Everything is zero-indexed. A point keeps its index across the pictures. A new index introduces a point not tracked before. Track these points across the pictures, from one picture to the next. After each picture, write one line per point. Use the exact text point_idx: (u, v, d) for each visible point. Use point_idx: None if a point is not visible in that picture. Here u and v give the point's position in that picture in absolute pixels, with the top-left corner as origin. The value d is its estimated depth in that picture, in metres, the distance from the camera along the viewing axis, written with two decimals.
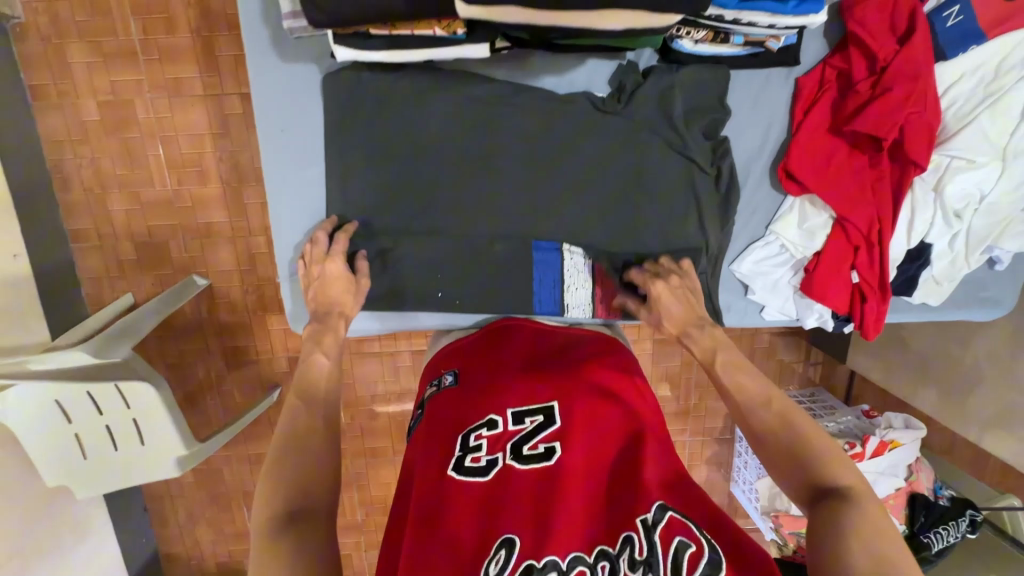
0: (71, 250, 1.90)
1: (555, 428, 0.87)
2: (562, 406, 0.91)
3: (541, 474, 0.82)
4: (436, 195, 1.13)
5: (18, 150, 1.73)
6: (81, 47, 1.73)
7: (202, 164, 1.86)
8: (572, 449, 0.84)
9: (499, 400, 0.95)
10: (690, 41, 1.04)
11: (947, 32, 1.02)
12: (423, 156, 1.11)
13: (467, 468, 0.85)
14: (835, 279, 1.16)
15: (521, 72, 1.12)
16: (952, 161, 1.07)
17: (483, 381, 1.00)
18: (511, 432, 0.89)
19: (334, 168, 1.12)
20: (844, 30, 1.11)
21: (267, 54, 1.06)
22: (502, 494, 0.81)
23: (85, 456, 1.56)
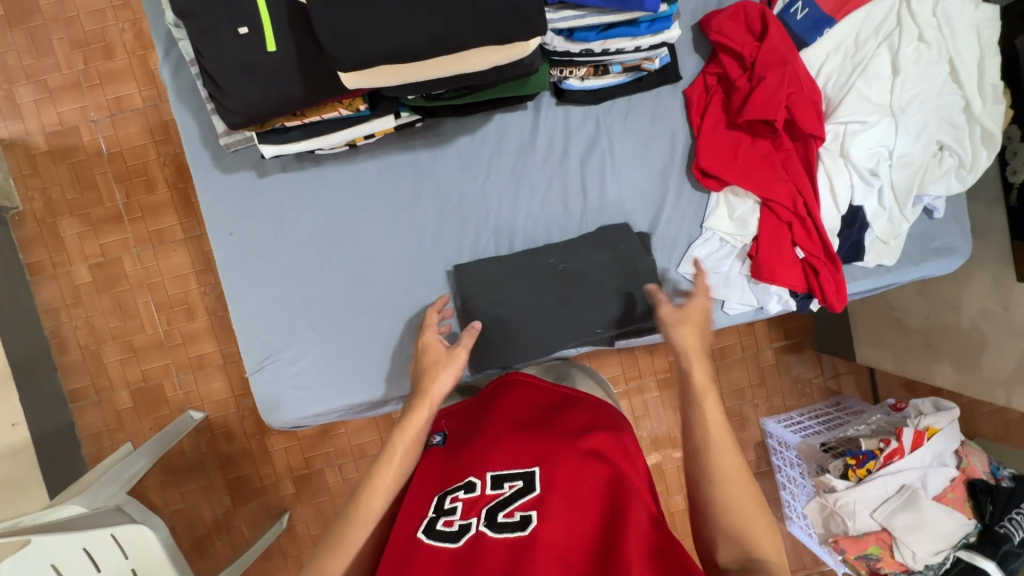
0: (70, 410, 1.95)
1: (533, 496, 0.73)
2: (544, 469, 0.77)
3: (511, 547, 0.68)
4: (372, 281, 1.03)
5: (17, 323, 1.85)
6: (72, 220, 1.92)
7: (189, 301, 1.95)
8: (550, 518, 0.70)
9: (479, 458, 0.81)
10: (577, 79, 0.97)
11: (799, 25, 0.99)
12: (343, 247, 1.02)
13: (436, 533, 0.73)
14: (781, 259, 1.01)
15: (434, 140, 1.02)
16: (846, 128, 0.97)
17: (468, 441, 0.86)
18: (488, 495, 0.76)
19: (263, 269, 1.01)
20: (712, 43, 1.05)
21: (207, 171, 0.99)
22: (467, 566, 0.68)
23: None
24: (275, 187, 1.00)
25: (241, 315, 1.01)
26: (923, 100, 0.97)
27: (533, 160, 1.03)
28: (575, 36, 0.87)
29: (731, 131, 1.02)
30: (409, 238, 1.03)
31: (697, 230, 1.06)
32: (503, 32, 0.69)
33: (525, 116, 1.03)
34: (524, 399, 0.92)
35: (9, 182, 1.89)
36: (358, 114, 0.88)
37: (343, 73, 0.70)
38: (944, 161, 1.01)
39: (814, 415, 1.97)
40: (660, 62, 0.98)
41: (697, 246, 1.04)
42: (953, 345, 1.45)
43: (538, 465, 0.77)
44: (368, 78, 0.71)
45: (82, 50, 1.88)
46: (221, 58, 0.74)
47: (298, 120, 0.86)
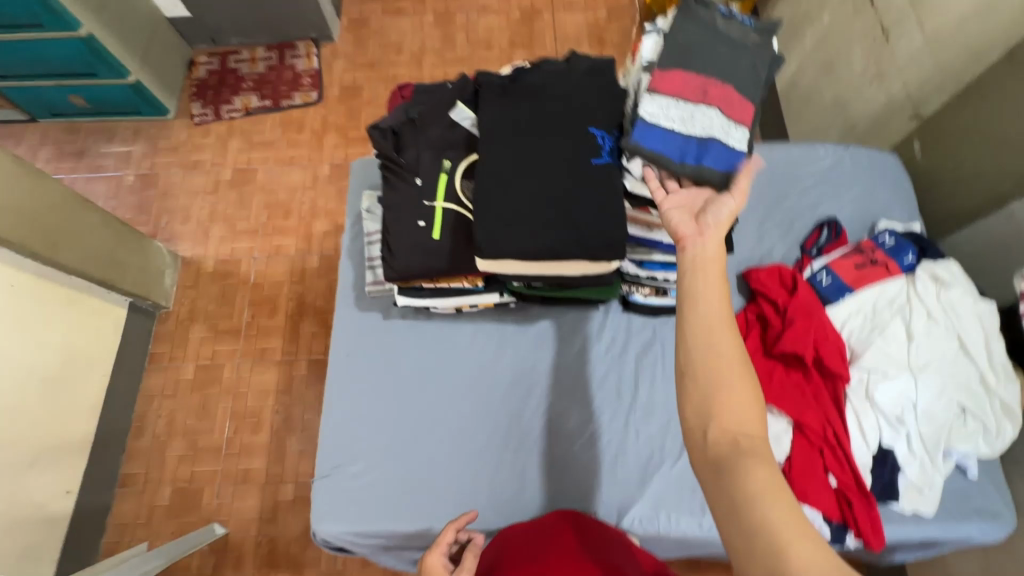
0: (114, 494, 2.05)
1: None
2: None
3: None
4: (442, 419, 1.20)
5: (118, 400, 2.11)
6: (202, 326, 2.32)
7: (260, 415, 2.16)
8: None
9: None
10: (641, 295, 1.24)
11: (826, 288, 1.25)
12: (428, 385, 1.23)
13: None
14: (813, 482, 1.08)
15: (522, 318, 1.29)
16: (869, 375, 1.13)
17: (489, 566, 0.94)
18: None
19: (360, 389, 1.22)
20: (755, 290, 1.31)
21: (347, 306, 1.30)
22: None
23: None
24: (392, 328, 1.28)
25: (329, 424, 1.20)
26: (939, 366, 1.13)
27: (598, 350, 1.26)
28: (645, 264, 1.16)
29: (765, 359, 1.20)
30: (484, 390, 1.23)
31: None
32: (596, 253, 0.95)
33: (596, 314, 1.28)
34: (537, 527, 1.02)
35: (173, 289, 2.37)
36: (474, 287, 1.17)
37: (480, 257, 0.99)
38: (967, 423, 1.11)
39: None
40: None
41: None
42: None
43: None
44: (496, 263, 1.00)
45: (270, 210, 2.53)
46: (402, 237, 1.07)
47: (431, 283, 1.17)
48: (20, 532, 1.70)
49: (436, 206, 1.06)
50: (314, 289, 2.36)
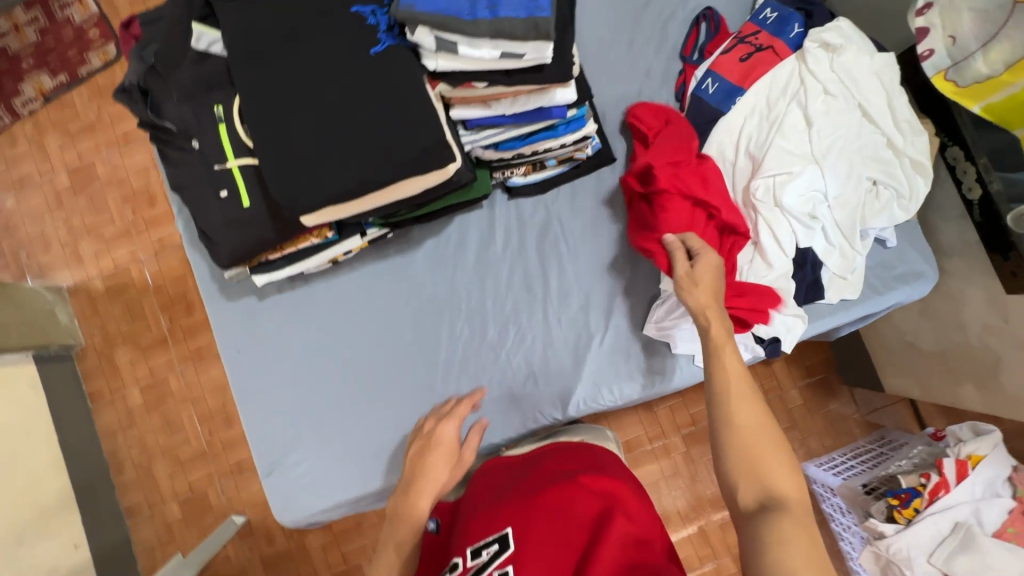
0: (127, 526, 2.08)
1: (508, 552, 0.73)
2: (518, 527, 0.77)
3: None
4: (361, 378, 1.12)
5: (80, 449, 2.04)
6: (125, 349, 2.16)
7: (227, 409, 2.12)
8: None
9: (462, 538, 0.83)
10: (519, 176, 1.09)
11: (713, 97, 1.10)
12: (335, 350, 1.13)
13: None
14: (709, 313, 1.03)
15: (405, 245, 1.15)
16: (775, 180, 1.04)
17: (456, 525, 0.89)
18: (469, 570, 0.75)
19: (268, 380, 1.13)
20: None
21: (216, 300, 1.15)
22: None
23: None
24: (274, 306, 1.15)
25: (252, 425, 1.12)
26: (843, 144, 1.03)
27: (496, 250, 1.14)
28: (503, 146, 0.99)
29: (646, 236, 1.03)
30: (393, 334, 1.13)
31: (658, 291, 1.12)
32: (421, 166, 0.82)
33: (482, 213, 1.15)
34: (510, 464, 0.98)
35: (74, 323, 2.17)
36: (327, 239, 1.01)
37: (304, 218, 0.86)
38: (879, 195, 1.05)
39: (855, 454, 1.87)
40: (593, 147, 1.09)
41: (656, 306, 1.09)
42: (968, 364, 1.40)
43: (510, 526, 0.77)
44: (324, 214, 0.86)
45: (131, 203, 2.21)
46: (208, 216, 0.91)
47: (280, 251, 1.01)
48: None
49: (230, 167, 0.89)
50: None
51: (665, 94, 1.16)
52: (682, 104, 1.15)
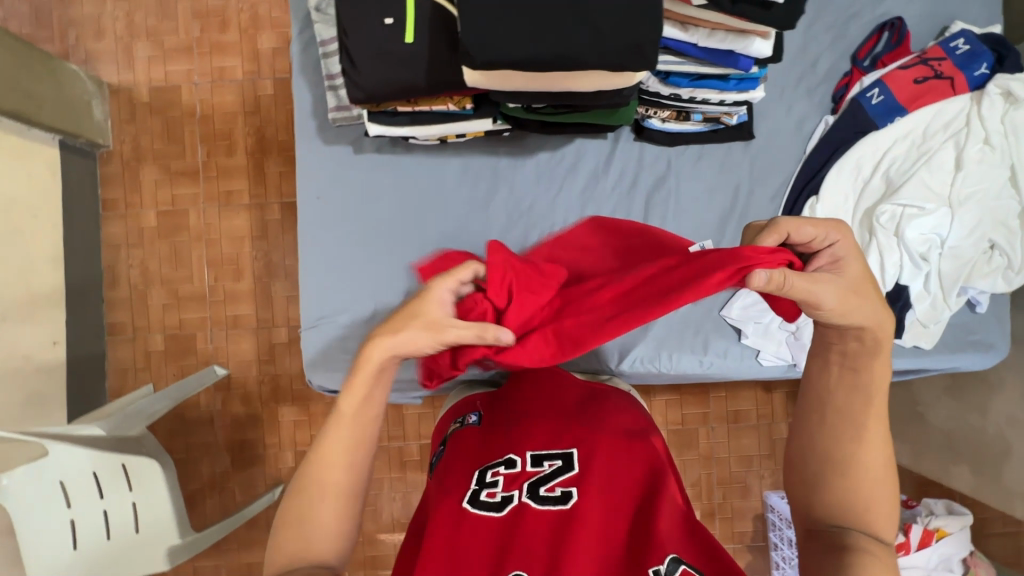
0: (105, 342, 2.04)
1: (572, 474, 0.88)
2: (583, 452, 0.91)
3: (554, 517, 0.82)
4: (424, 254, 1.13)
5: (81, 251, 1.97)
6: (153, 167, 2.06)
7: (239, 261, 2.05)
8: (591, 498, 0.84)
9: (520, 440, 0.96)
10: (658, 119, 1.11)
11: (874, 108, 1.13)
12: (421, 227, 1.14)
13: (481, 503, 0.87)
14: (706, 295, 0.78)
15: (516, 148, 1.16)
16: (904, 210, 1.07)
17: (506, 422, 1.02)
18: (529, 472, 0.90)
19: (342, 232, 1.14)
20: (789, 112, 1.18)
21: (312, 139, 1.15)
22: (514, 529, 0.82)
23: (108, 536, 1.47)
24: (375, 167, 1.15)
25: (316, 275, 1.13)
26: (982, 197, 1.07)
27: (602, 189, 1.16)
28: (671, 80, 1.02)
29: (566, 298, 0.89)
30: (479, 229, 1.15)
31: None
32: (621, 62, 0.82)
33: (603, 144, 1.16)
34: (564, 386, 1.08)
35: (107, 123, 2.05)
36: (462, 111, 1.02)
37: (468, 70, 0.86)
38: (991, 260, 1.08)
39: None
40: (737, 118, 1.13)
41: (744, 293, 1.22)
42: (971, 448, 1.47)
43: (575, 447, 0.92)
44: (486, 77, 0.87)
45: (201, 20, 2.06)
46: (364, 41, 0.92)
47: (409, 107, 1.01)
48: (19, 381, 1.70)
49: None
50: (274, 121, 2.06)
51: (823, 92, 1.18)
52: (837, 107, 1.18)
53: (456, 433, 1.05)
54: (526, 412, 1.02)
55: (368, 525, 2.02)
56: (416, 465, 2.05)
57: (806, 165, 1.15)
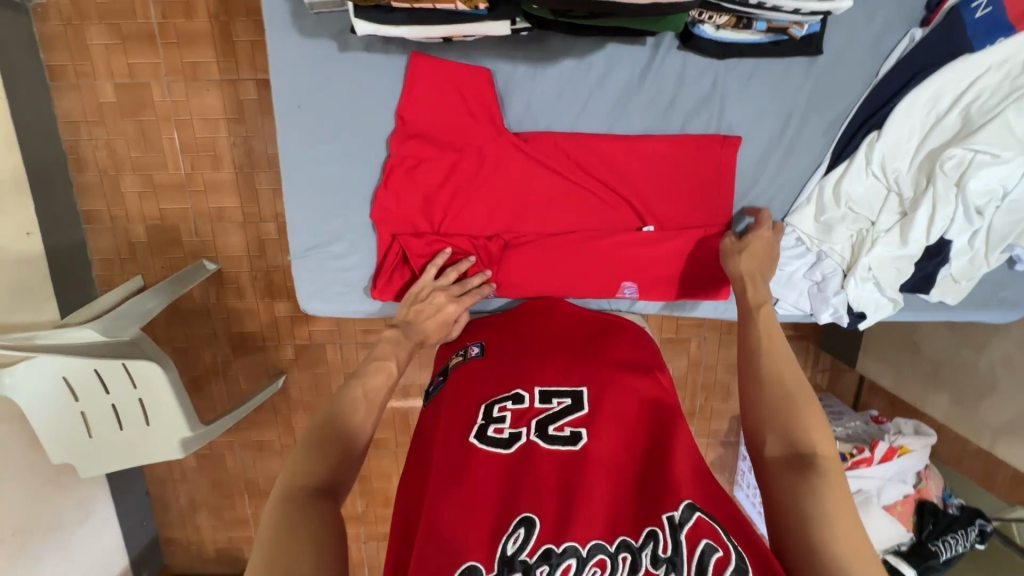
0: (84, 231, 1.92)
1: (581, 414, 0.93)
2: (591, 391, 0.96)
3: (564, 455, 0.88)
4: None
5: (35, 131, 1.76)
6: (100, 28, 1.75)
7: (216, 148, 1.86)
8: (600, 437, 0.89)
9: (529, 376, 1.00)
10: (712, 26, 1.01)
11: (975, 24, 1.00)
12: None
13: (488, 439, 0.91)
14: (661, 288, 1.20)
15: (537, 53, 1.08)
16: (975, 156, 1.02)
17: (507, 358, 1.05)
18: (537, 409, 0.94)
19: (333, 149, 1.12)
20: (863, 19, 1.06)
21: (286, 28, 1.05)
22: (524, 466, 0.87)
23: (121, 427, 1.57)
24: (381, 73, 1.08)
25: (325, 197, 1.15)
26: None
27: (633, 105, 1.11)
28: None
29: (625, 142, 1.11)
30: None
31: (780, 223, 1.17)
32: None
33: (641, 52, 1.08)
34: (567, 322, 1.14)
35: None
36: (474, 12, 0.90)
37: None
38: None
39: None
40: (806, 28, 1.01)
41: None
42: (957, 380, 1.52)
43: (584, 387, 0.97)
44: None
45: None
46: None
47: (407, 3, 0.89)
48: None
49: None
50: None
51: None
52: (930, 15, 1.05)
53: (458, 366, 1.09)
54: (531, 352, 1.06)
55: None
56: (415, 360, 2.11)
57: (874, 94, 1.09)
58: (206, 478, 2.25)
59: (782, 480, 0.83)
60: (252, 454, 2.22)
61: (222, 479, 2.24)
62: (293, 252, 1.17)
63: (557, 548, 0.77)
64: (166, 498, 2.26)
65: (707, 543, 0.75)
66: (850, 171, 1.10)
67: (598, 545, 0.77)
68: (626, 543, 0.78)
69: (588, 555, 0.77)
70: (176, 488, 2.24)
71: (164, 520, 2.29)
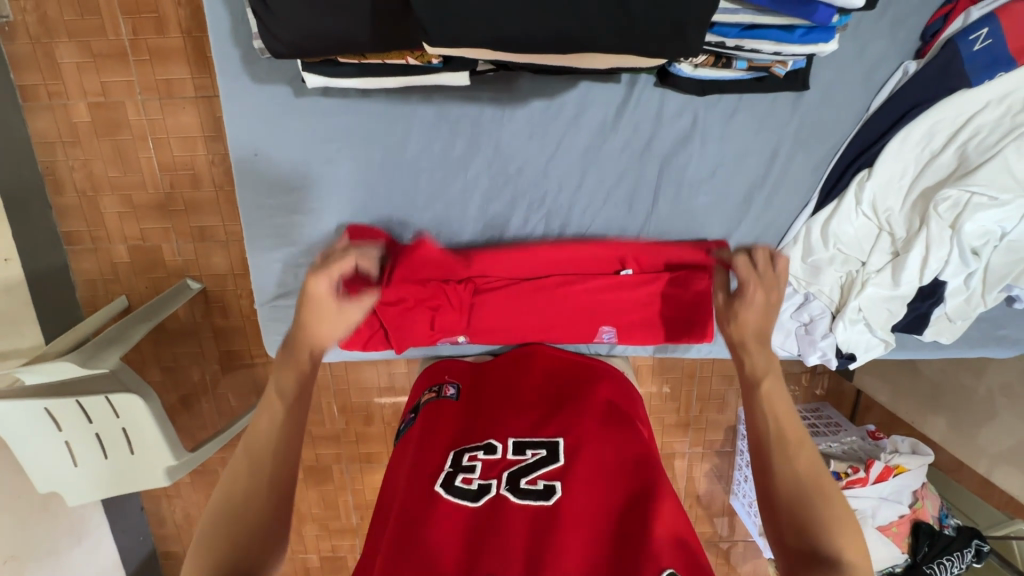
0: (65, 252, 1.89)
1: (556, 466, 0.91)
2: (567, 442, 0.96)
3: (535, 508, 0.85)
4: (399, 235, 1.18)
5: (9, 154, 1.72)
6: (70, 46, 1.69)
7: (194, 167, 1.81)
8: (572, 493, 0.87)
9: (502, 427, 1.00)
10: (689, 66, 1.00)
11: (974, 57, 1.00)
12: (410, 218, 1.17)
13: (457, 489, 0.89)
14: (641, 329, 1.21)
15: (508, 95, 1.08)
16: (972, 198, 1.02)
17: (483, 409, 1.06)
18: (510, 461, 0.94)
19: (295, 193, 1.14)
20: (848, 49, 1.05)
21: (240, 75, 1.05)
22: (492, 517, 0.84)
23: (105, 455, 1.56)
24: (351, 116, 1.09)
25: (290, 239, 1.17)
26: None
27: (609, 147, 1.12)
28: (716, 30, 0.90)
29: (601, 182, 1.15)
30: (455, 198, 1.16)
31: None
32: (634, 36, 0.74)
33: (616, 90, 1.08)
34: (542, 375, 1.13)
35: None
36: (430, 64, 0.94)
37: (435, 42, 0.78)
38: None
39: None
40: (790, 65, 1.00)
41: None
42: (954, 403, 1.48)
43: (560, 437, 0.96)
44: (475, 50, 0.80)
45: None
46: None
47: (356, 59, 0.92)
48: None
49: None
50: None
51: (913, 25, 1.04)
52: (925, 48, 1.05)
53: (430, 405, 1.10)
54: (508, 402, 1.07)
55: (359, 426, 2.11)
56: (405, 376, 2.07)
57: (863, 132, 1.10)
58: (200, 493, 2.25)
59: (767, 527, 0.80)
60: None
61: None
62: (257, 297, 1.22)
63: None
64: (161, 514, 2.27)
65: None
66: (838, 213, 1.12)
67: None
68: None
69: None
70: (171, 504, 2.25)
71: (160, 534, 2.31)
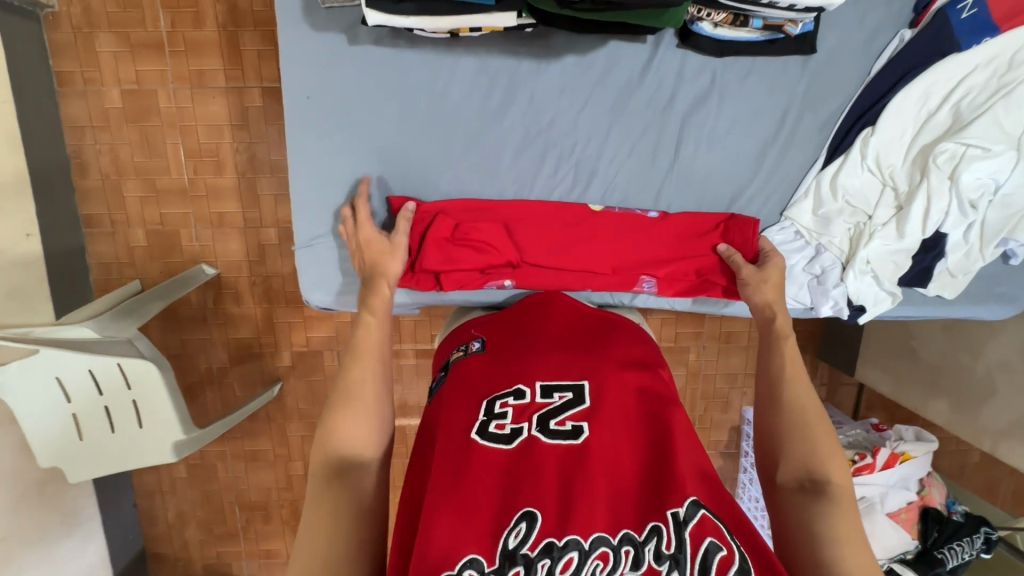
0: (83, 234, 1.92)
1: (583, 407, 0.93)
2: (592, 385, 0.97)
3: (565, 447, 0.87)
4: (438, 184, 1.25)
5: (39, 134, 1.77)
6: (109, 36, 1.78)
7: (219, 154, 1.88)
8: (601, 432, 0.88)
9: (529, 372, 1.00)
10: (710, 24, 1.11)
11: (963, 23, 1.12)
12: (445, 168, 1.24)
13: (489, 434, 0.90)
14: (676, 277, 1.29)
15: (543, 52, 1.18)
16: (967, 150, 1.12)
17: (509, 353, 1.07)
18: (538, 404, 0.95)
19: (337, 142, 1.21)
20: (847, 20, 1.17)
21: (299, 23, 1.14)
22: (524, 458, 0.86)
23: (113, 430, 1.54)
24: (397, 65, 1.17)
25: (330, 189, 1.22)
26: None
27: (633, 104, 1.21)
28: None
29: (626, 136, 1.23)
30: (487, 149, 1.23)
31: (777, 217, 1.28)
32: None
33: (642, 49, 1.18)
34: (568, 319, 1.16)
35: None
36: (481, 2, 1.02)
37: None
38: None
39: None
40: (801, 27, 1.12)
41: (773, 231, 1.27)
42: (955, 385, 1.53)
43: (585, 380, 0.98)
44: None
45: None
46: None
47: None
48: None
49: None
50: None
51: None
52: (918, 18, 1.17)
53: (460, 360, 1.11)
54: (532, 347, 1.08)
55: None
56: (412, 369, 2.08)
57: (865, 92, 1.20)
58: (196, 490, 2.19)
59: (794, 503, 0.87)
60: (244, 464, 2.18)
61: (212, 490, 2.19)
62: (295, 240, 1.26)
63: (560, 541, 0.75)
64: (153, 512, 2.20)
65: (710, 541, 0.75)
66: (846, 165, 1.21)
67: (600, 538, 0.76)
68: (628, 536, 0.77)
69: (590, 548, 0.75)
70: (165, 501, 2.18)
71: (150, 534, 2.22)
